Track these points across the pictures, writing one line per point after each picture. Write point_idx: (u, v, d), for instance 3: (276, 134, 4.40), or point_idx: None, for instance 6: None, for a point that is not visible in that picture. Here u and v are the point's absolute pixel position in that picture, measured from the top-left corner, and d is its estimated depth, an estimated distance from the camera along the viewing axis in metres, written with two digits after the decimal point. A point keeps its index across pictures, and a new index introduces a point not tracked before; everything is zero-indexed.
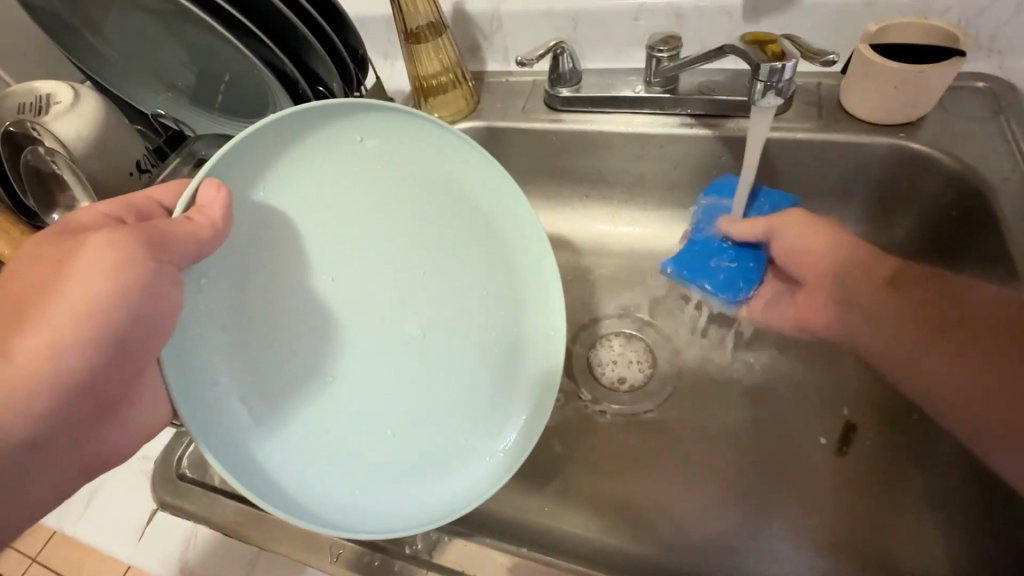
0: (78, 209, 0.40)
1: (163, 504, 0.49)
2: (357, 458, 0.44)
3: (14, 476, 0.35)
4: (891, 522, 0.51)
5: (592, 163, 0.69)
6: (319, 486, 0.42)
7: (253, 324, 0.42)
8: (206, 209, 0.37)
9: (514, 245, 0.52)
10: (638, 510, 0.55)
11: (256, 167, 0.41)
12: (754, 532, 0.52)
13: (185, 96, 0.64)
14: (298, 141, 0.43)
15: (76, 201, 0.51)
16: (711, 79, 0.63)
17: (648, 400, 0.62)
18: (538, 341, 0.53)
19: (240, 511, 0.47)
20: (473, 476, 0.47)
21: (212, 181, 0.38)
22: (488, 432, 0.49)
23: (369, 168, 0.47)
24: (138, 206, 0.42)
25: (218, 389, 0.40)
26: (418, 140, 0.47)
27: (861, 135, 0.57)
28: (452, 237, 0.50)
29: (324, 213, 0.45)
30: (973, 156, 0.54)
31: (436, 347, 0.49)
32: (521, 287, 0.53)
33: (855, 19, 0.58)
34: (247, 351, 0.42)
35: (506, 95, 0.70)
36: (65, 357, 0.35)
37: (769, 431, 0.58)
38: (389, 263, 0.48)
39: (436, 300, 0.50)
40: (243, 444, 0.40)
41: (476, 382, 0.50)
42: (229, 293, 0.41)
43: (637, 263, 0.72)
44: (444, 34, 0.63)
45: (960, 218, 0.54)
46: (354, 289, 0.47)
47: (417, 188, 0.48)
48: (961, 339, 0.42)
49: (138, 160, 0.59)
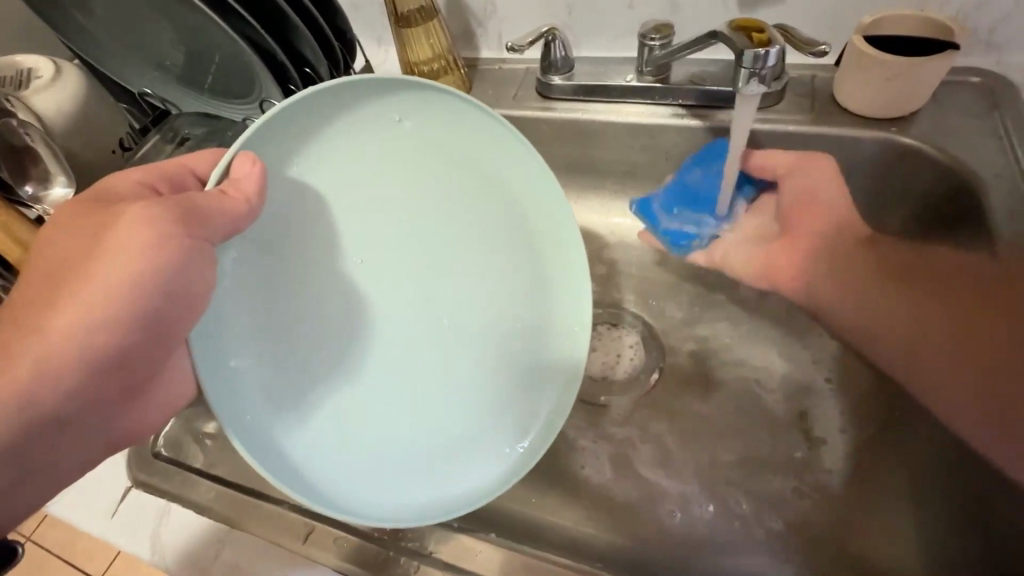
0: (116, 174, 0.40)
1: (136, 481, 0.49)
2: (375, 446, 0.44)
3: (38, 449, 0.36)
4: (877, 521, 0.50)
5: (584, 153, 0.68)
6: (334, 475, 0.42)
7: (274, 300, 0.41)
8: (241, 182, 0.36)
9: (544, 243, 0.51)
10: (622, 502, 0.54)
11: (289, 141, 0.41)
12: (733, 526, 0.52)
13: (173, 76, 0.63)
14: (332, 116, 0.42)
15: (50, 177, 0.52)
16: (705, 70, 0.62)
17: (634, 392, 0.62)
18: (562, 333, 0.51)
19: (213, 490, 0.48)
20: (485, 475, 0.46)
21: (247, 155, 0.37)
22: (502, 432, 0.48)
23: (406, 150, 0.45)
24: (174, 176, 0.41)
25: (238, 361, 0.39)
26: (459, 124, 0.46)
27: (853, 129, 0.56)
28: (477, 229, 0.49)
29: (350, 193, 0.44)
30: (966, 152, 0.53)
31: (459, 336, 0.48)
32: (551, 279, 0.51)
33: (850, 10, 0.57)
34: (268, 334, 0.41)
35: (498, 82, 0.69)
36: (97, 333, 0.35)
37: (759, 426, 0.57)
38: (417, 248, 0.47)
39: (459, 293, 0.49)
40: (263, 425, 0.40)
41: (496, 379, 0.49)
42: (256, 275, 0.40)
43: (628, 255, 0.71)
44: (435, 18, 0.62)
45: (951, 214, 0.54)
46: (375, 275, 0.46)
47: (452, 173, 0.47)
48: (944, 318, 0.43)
49: (121, 138, 0.59)
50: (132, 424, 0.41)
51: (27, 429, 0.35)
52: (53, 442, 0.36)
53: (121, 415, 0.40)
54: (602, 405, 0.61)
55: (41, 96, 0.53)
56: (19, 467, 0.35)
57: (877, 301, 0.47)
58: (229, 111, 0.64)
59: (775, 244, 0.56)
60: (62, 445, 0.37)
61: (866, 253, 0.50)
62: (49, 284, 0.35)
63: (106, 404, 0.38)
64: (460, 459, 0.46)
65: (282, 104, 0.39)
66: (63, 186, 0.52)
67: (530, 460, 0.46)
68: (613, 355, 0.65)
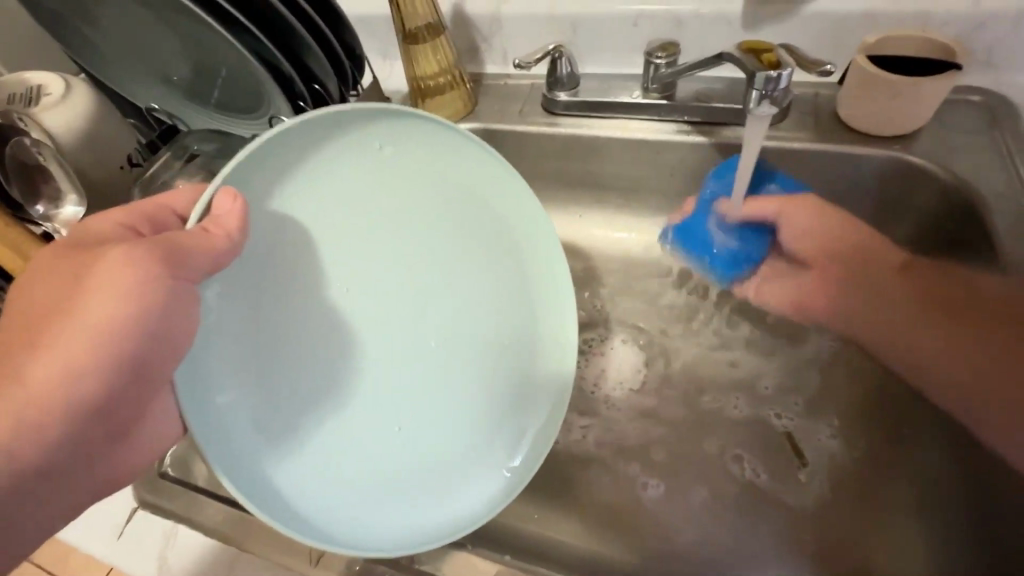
0: (92, 218, 0.39)
1: (143, 502, 0.48)
2: (364, 473, 0.43)
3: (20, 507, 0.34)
4: (885, 536, 0.50)
5: (589, 168, 0.68)
6: (324, 505, 0.41)
7: (258, 328, 0.40)
8: (222, 219, 0.35)
9: (528, 258, 0.51)
10: (628, 519, 0.54)
11: (275, 169, 0.39)
12: (740, 541, 0.52)
13: (180, 91, 0.63)
14: (320, 144, 0.41)
15: (62, 194, 0.52)
16: (709, 87, 0.63)
17: (639, 407, 0.62)
18: (552, 348, 0.51)
19: (228, 513, 0.46)
20: (485, 491, 0.46)
21: (228, 190, 0.35)
22: (497, 448, 0.48)
23: (392, 175, 0.45)
24: (149, 213, 0.40)
25: (224, 397, 0.38)
26: (445, 148, 0.46)
27: (855, 146, 0.57)
28: (466, 247, 0.49)
29: (338, 219, 0.43)
30: (967, 169, 0.54)
31: (447, 358, 0.48)
32: (534, 298, 0.51)
33: (852, 30, 0.58)
34: (255, 364, 0.40)
35: (504, 98, 0.70)
36: (82, 378, 0.34)
37: (766, 441, 0.57)
38: (404, 272, 0.47)
39: (448, 312, 0.49)
40: (249, 459, 0.39)
41: (485, 401, 0.48)
42: (247, 304, 0.40)
43: (633, 268, 0.72)
44: (442, 35, 0.63)
45: (954, 232, 0.55)
46: (363, 300, 0.45)
47: (438, 196, 0.47)
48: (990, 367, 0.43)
49: (129, 154, 0.59)
50: (126, 462, 0.40)
51: (17, 476, 0.34)
52: (40, 490, 0.35)
53: (107, 454, 0.39)
54: (609, 420, 0.61)
55: (50, 114, 0.52)
56: (6, 516, 0.34)
57: (902, 317, 0.48)
58: (236, 125, 0.64)
59: (793, 279, 0.56)
60: (42, 499, 0.35)
61: (892, 276, 0.49)
62: (35, 325, 0.34)
63: (94, 443, 0.37)
64: (457, 475, 0.46)
65: (266, 134, 0.37)
66: (74, 204, 0.52)
67: (523, 477, 0.46)
68: (614, 373, 0.65)
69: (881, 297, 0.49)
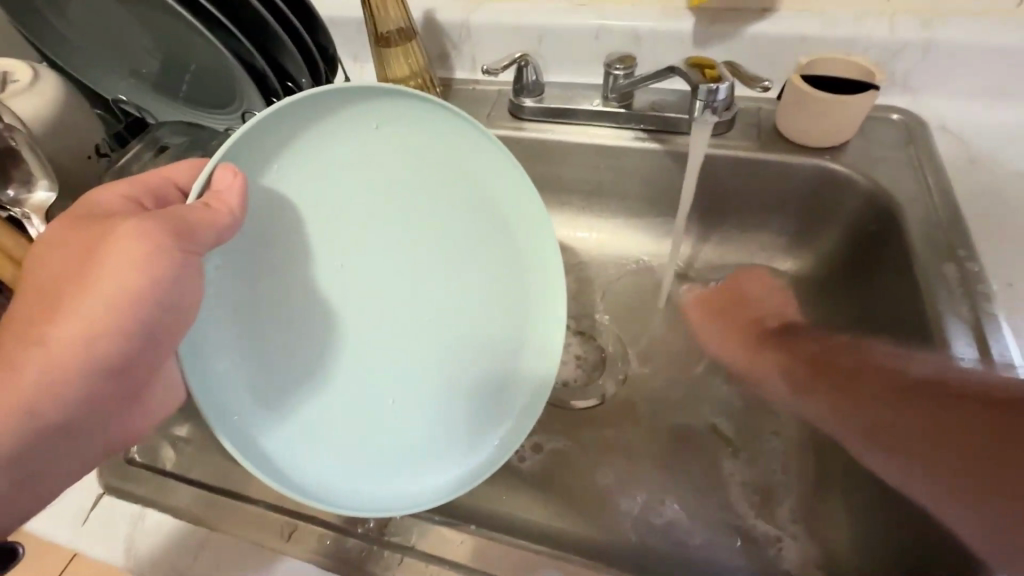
0: (98, 189, 0.39)
1: (109, 488, 0.48)
2: (354, 441, 0.46)
3: (39, 464, 0.35)
4: (821, 509, 0.55)
5: (553, 170, 0.72)
6: (314, 469, 0.43)
7: (253, 301, 0.43)
8: (224, 195, 0.36)
9: (520, 237, 0.51)
10: (589, 500, 0.57)
11: (270, 148, 0.41)
12: (694, 518, 0.55)
13: (150, 84, 0.63)
14: (311, 125, 0.43)
15: (32, 178, 0.50)
16: (664, 98, 0.68)
17: (595, 394, 0.66)
18: (538, 329, 0.53)
19: (197, 497, 0.47)
20: (455, 466, 0.48)
21: (228, 166, 0.37)
22: (475, 427, 0.49)
23: (387, 153, 0.46)
24: (151, 185, 0.41)
25: (220, 364, 0.41)
26: (440, 126, 0.46)
27: (790, 156, 0.63)
28: (457, 232, 0.50)
29: (332, 197, 0.45)
30: (887, 179, 0.60)
31: (436, 334, 0.50)
32: (524, 277, 0.52)
33: (788, 52, 0.64)
34: (252, 335, 0.43)
35: (472, 103, 0.73)
36: (100, 347, 0.34)
37: (712, 424, 0.62)
38: (396, 249, 0.49)
39: (436, 294, 0.50)
40: (246, 423, 0.42)
41: (470, 375, 0.50)
42: (240, 279, 0.42)
43: (593, 267, 0.76)
44: (413, 39, 0.66)
45: (878, 235, 0.60)
46: (356, 277, 0.48)
47: (431, 175, 0.48)
48: (918, 441, 0.43)
49: (98, 144, 0.58)
50: (121, 434, 0.40)
51: (36, 437, 0.34)
52: (53, 449, 0.35)
53: (118, 420, 0.39)
54: (572, 407, 0.65)
55: (24, 98, 0.52)
56: (21, 475, 0.34)
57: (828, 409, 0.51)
58: (206, 119, 0.64)
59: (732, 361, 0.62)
60: (61, 457, 0.36)
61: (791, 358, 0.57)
62: (39, 300, 0.34)
63: (107, 411, 0.37)
64: (442, 443, 0.48)
65: (259, 115, 0.39)
66: (46, 188, 0.50)
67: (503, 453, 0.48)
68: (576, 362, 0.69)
69: (835, 399, 0.51)
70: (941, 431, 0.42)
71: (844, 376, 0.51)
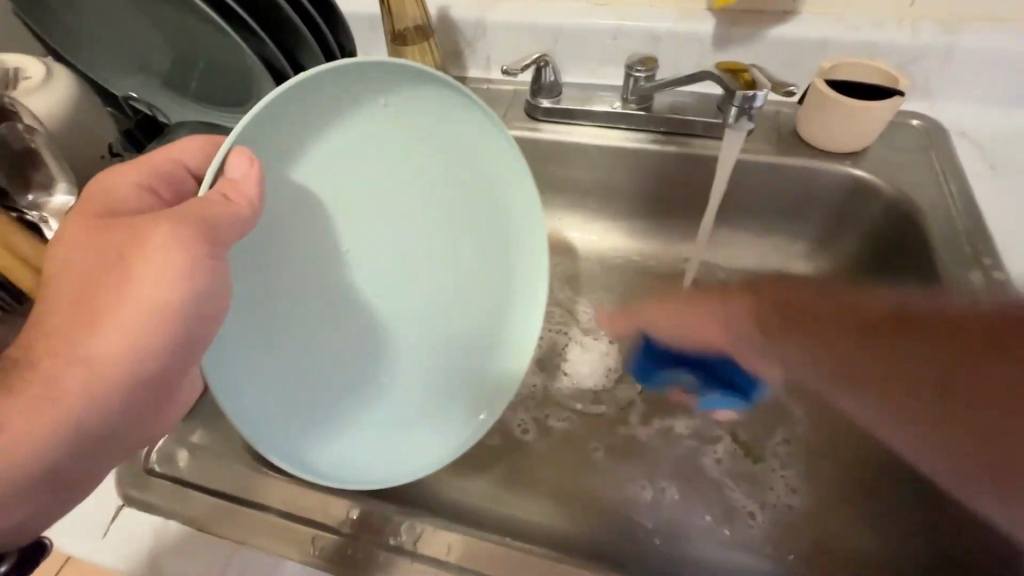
0: (105, 175, 0.38)
1: (129, 498, 0.47)
2: (349, 410, 0.48)
3: (75, 471, 0.33)
4: (844, 514, 0.55)
5: (570, 174, 0.72)
6: (311, 438, 0.46)
7: (272, 289, 0.44)
8: (240, 183, 0.35)
9: (513, 215, 0.51)
10: (606, 502, 0.58)
11: (280, 128, 0.41)
12: (717, 523, 0.55)
13: (158, 80, 0.61)
14: (318, 103, 0.42)
15: (52, 181, 0.48)
16: (682, 100, 0.67)
17: (615, 401, 0.66)
18: (526, 307, 0.52)
19: (222, 507, 0.47)
20: (439, 437, 0.50)
21: (242, 150, 0.36)
22: (460, 401, 0.51)
23: (389, 131, 0.46)
24: (161, 170, 0.40)
25: (237, 345, 0.42)
26: (439, 104, 0.46)
27: (812, 160, 0.62)
28: (453, 209, 0.50)
29: (337, 173, 0.46)
30: (908, 184, 0.60)
31: (430, 309, 0.51)
32: (514, 255, 0.52)
33: (809, 55, 0.64)
34: (268, 320, 0.44)
35: (487, 103, 0.72)
36: (126, 352, 0.32)
37: (731, 433, 0.62)
38: (395, 226, 0.49)
39: (430, 281, 0.51)
40: (255, 398, 0.43)
41: (458, 350, 0.52)
42: (259, 272, 0.43)
43: (608, 270, 0.76)
44: (430, 38, 0.64)
45: (898, 241, 0.60)
46: (358, 251, 0.48)
47: (431, 153, 0.48)
48: (923, 376, 0.48)
49: (110, 143, 0.56)
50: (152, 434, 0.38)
51: (81, 441, 0.33)
52: (91, 454, 0.34)
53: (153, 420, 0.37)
54: (590, 412, 0.65)
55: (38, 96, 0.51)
56: (61, 481, 0.33)
57: (855, 361, 0.52)
58: (219, 117, 0.62)
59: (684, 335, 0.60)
60: (97, 461, 0.34)
61: (764, 302, 0.60)
62: (61, 302, 0.32)
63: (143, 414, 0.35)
64: (430, 415, 0.51)
65: (268, 95, 0.39)
66: (64, 192, 0.49)
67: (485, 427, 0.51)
68: (594, 369, 0.68)
69: (854, 376, 0.52)
70: (930, 362, 0.47)
71: (848, 312, 0.54)
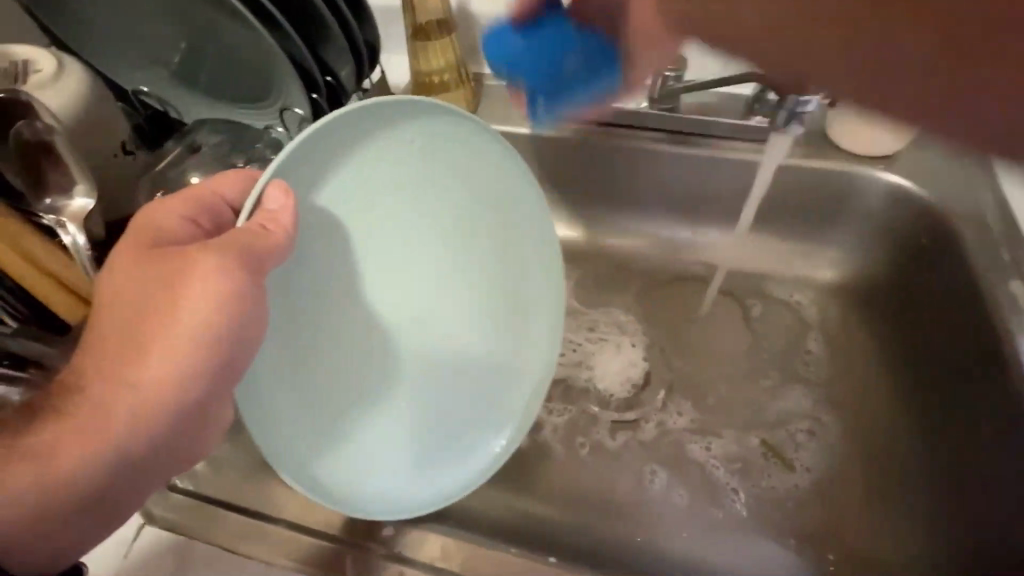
0: (153, 208, 0.37)
1: (150, 518, 0.45)
2: (374, 443, 0.47)
3: (114, 498, 0.35)
4: (878, 525, 0.54)
5: (592, 174, 0.70)
6: (341, 474, 0.44)
7: (305, 317, 0.43)
8: (279, 216, 0.34)
9: (527, 245, 0.51)
10: (635, 512, 0.56)
11: (313, 162, 0.39)
12: (750, 534, 0.54)
13: (172, 75, 0.59)
14: (349, 136, 0.41)
15: (70, 182, 0.46)
16: (704, 100, 0.66)
17: (644, 407, 0.63)
18: (537, 331, 0.53)
19: (244, 525, 0.45)
20: (461, 465, 0.49)
21: (278, 184, 0.35)
22: (479, 427, 0.51)
23: (414, 162, 0.45)
24: (204, 203, 0.38)
25: (269, 380, 0.41)
26: (463, 138, 0.45)
27: (842, 164, 0.62)
28: (474, 240, 0.50)
29: (365, 206, 0.44)
30: (940, 188, 0.59)
31: (450, 340, 0.50)
32: (528, 283, 0.52)
33: None
34: (300, 351, 0.43)
35: (507, 100, 0.70)
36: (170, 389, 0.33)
37: (763, 438, 0.60)
38: (418, 257, 0.48)
39: (451, 310, 0.50)
40: (287, 437, 0.41)
41: (476, 378, 0.51)
42: (293, 300, 0.42)
43: (628, 270, 0.74)
44: (452, 33, 0.63)
45: (931, 246, 0.59)
46: (382, 284, 0.47)
47: (453, 184, 0.47)
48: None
49: (124, 141, 0.53)
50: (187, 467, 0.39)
51: (122, 470, 0.34)
52: (127, 485, 0.35)
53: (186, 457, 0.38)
54: (623, 421, 0.62)
55: (48, 94, 0.47)
56: (98, 509, 0.34)
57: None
58: (233, 114, 0.60)
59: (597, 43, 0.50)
60: (133, 491, 0.35)
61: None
62: (113, 335, 0.34)
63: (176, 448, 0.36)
64: (451, 442, 0.50)
65: (303, 133, 0.37)
66: (83, 195, 0.46)
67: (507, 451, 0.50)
68: (618, 378, 0.65)
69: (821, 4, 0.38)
70: None
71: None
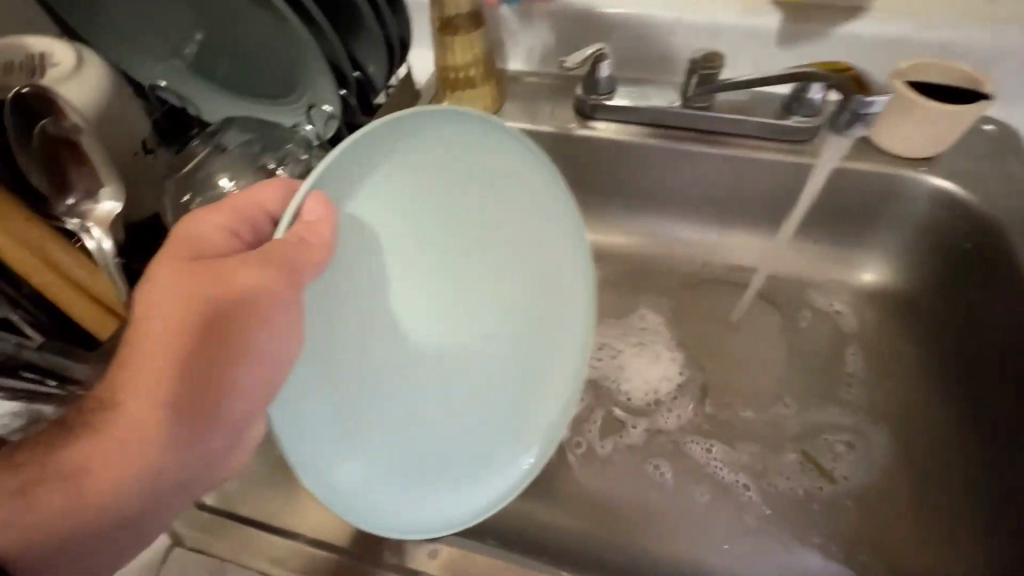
0: (191, 219, 0.35)
1: (181, 539, 0.44)
2: (408, 462, 0.44)
3: (144, 522, 0.32)
4: (917, 540, 0.53)
5: (619, 174, 0.68)
6: (376, 496, 0.42)
7: (341, 331, 0.40)
8: (319, 226, 0.32)
9: (559, 251, 0.48)
10: (668, 525, 0.55)
11: (346, 173, 0.37)
12: (786, 547, 0.53)
13: (192, 71, 0.56)
14: (380, 146, 0.39)
15: (95, 184, 0.44)
16: (738, 99, 0.63)
17: (677, 416, 0.62)
18: (568, 342, 0.50)
19: (278, 546, 0.43)
20: (496, 482, 0.47)
21: (318, 195, 0.33)
22: (513, 442, 0.48)
23: (444, 169, 0.43)
24: (245, 212, 0.36)
25: (306, 401, 0.38)
26: (492, 140, 0.43)
27: (882, 166, 0.60)
28: (506, 248, 0.47)
29: (398, 216, 0.42)
30: (984, 193, 0.57)
31: (481, 353, 0.48)
32: (560, 293, 0.49)
33: (881, 53, 0.60)
34: (336, 369, 0.40)
35: (532, 97, 0.68)
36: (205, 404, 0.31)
37: (798, 448, 0.58)
38: (448, 267, 0.46)
39: (481, 321, 0.48)
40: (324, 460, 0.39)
41: (508, 391, 0.49)
42: (330, 313, 0.39)
43: (654, 273, 0.72)
44: (479, 26, 0.60)
45: (973, 252, 0.58)
46: (413, 297, 0.45)
47: (483, 190, 0.45)
48: None
49: (145, 139, 0.51)
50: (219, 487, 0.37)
51: (154, 493, 0.32)
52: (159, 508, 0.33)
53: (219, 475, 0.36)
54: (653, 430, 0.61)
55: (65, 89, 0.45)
56: (129, 531, 0.32)
57: None
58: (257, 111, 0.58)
59: None
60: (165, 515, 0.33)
61: None
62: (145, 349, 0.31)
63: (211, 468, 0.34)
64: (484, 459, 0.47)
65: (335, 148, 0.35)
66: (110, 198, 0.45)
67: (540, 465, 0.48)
68: (649, 386, 0.64)
69: None
70: None
71: None
